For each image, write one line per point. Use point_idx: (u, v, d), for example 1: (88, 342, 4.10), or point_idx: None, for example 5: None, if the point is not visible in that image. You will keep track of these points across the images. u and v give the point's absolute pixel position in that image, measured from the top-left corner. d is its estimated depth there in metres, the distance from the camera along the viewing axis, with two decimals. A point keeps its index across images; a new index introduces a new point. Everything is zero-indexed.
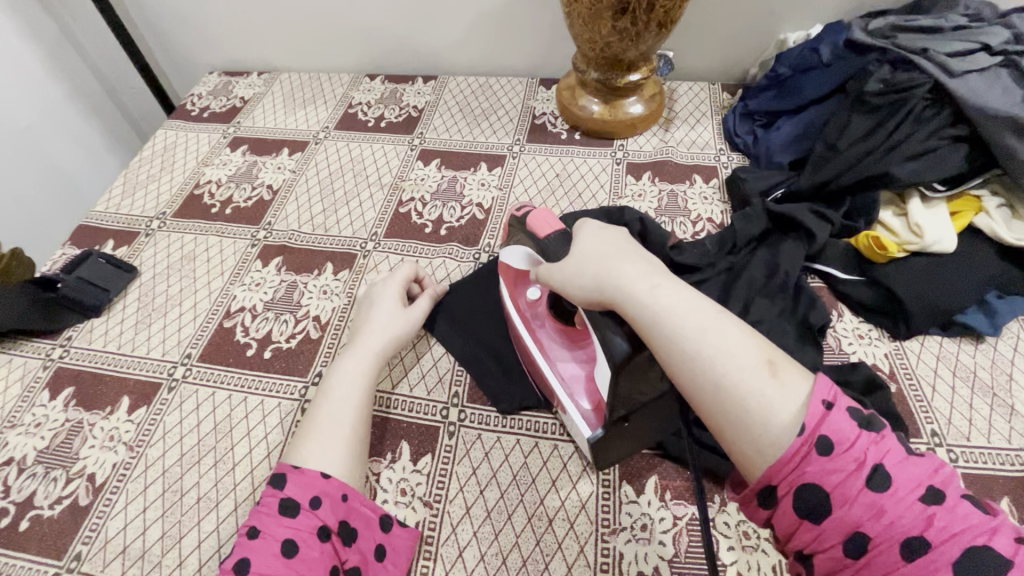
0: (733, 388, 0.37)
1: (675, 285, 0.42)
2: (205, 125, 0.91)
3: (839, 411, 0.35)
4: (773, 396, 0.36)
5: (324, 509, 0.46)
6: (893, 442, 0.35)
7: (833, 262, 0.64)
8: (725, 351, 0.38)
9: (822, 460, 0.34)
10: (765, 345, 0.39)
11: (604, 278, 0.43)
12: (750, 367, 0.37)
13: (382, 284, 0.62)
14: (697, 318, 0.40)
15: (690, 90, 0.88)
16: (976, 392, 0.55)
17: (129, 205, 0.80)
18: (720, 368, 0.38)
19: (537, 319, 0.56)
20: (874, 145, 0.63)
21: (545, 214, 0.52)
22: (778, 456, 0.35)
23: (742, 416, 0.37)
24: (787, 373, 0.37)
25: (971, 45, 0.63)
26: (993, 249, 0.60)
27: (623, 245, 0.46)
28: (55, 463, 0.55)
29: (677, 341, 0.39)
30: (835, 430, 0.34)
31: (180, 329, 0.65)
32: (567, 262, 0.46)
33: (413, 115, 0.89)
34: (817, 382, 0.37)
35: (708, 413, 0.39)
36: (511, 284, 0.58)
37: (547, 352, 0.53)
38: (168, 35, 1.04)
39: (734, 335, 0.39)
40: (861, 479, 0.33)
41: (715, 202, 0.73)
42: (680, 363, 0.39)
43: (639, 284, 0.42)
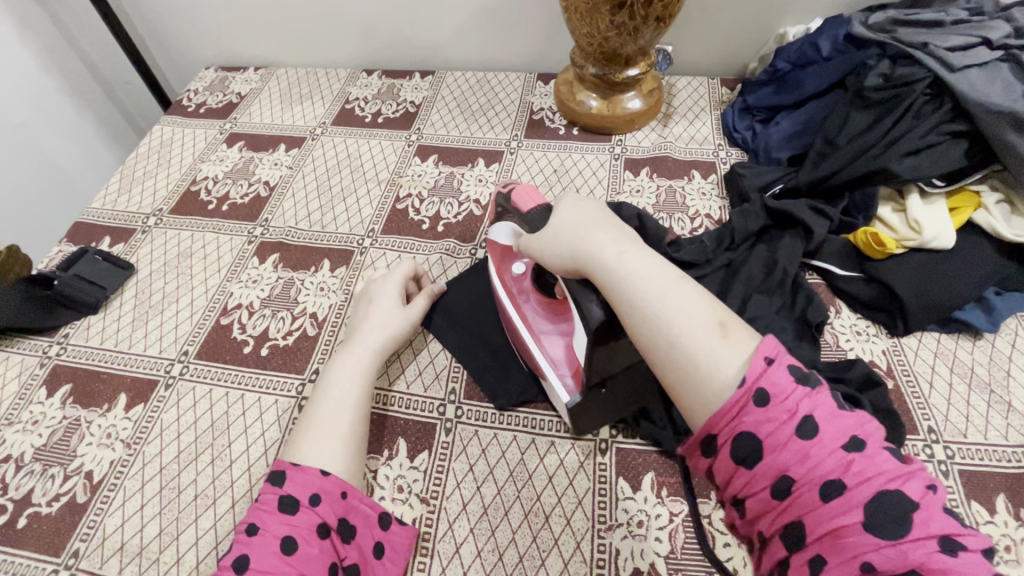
0: (685, 348, 0.38)
1: (641, 252, 0.43)
2: (201, 121, 0.91)
3: (779, 365, 0.35)
4: (721, 355, 0.37)
5: (323, 506, 0.46)
6: (827, 396, 0.35)
7: (831, 258, 0.63)
8: (681, 312, 0.39)
9: (757, 410, 0.34)
10: (722, 309, 0.39)
11: (576, 244, 0.45)
12: (704, 328, 0.38)
13: (381, 282, 0.62)
14: (658, 281, 0.41)
15: (689, 85, 0.88)
16: (974, 388, 0.55)
17: (126, 202, 0.79)
18: (675, 327, 0.38)
19: (522, 292, 0.56)
20: (874, 141, 0.63)
21: (530, 190, 0.54)
22: (719, 408, 0.36)
23: (692, 373, 0.37)
24: (739, 334, 0.38)
25: (971, 39, 0.62)
26: (992, 246, 0.60)
27: (598, 215, 0.47)
28: (53, 460, 0.55)
29: (637, 303, 0.40)
30: (771, 382, 0.35)
31: (177, 327, 0.65)
32: (544, 232, 0.48)
33: (411, 110, 0.89)
34: (763, 342, 0.37)
35: (663, 373, 0.39)
36: (497, 259, 0.58)
37: (530, 324, 0.54)
38: (164, 30, 1.03)
39: (692, 299, 0.40)
40: (791, 428, 0.34)
41: (713, 197, 0.73)
42: (639, 325, 0.40)
43: (606, 249, 0.43)
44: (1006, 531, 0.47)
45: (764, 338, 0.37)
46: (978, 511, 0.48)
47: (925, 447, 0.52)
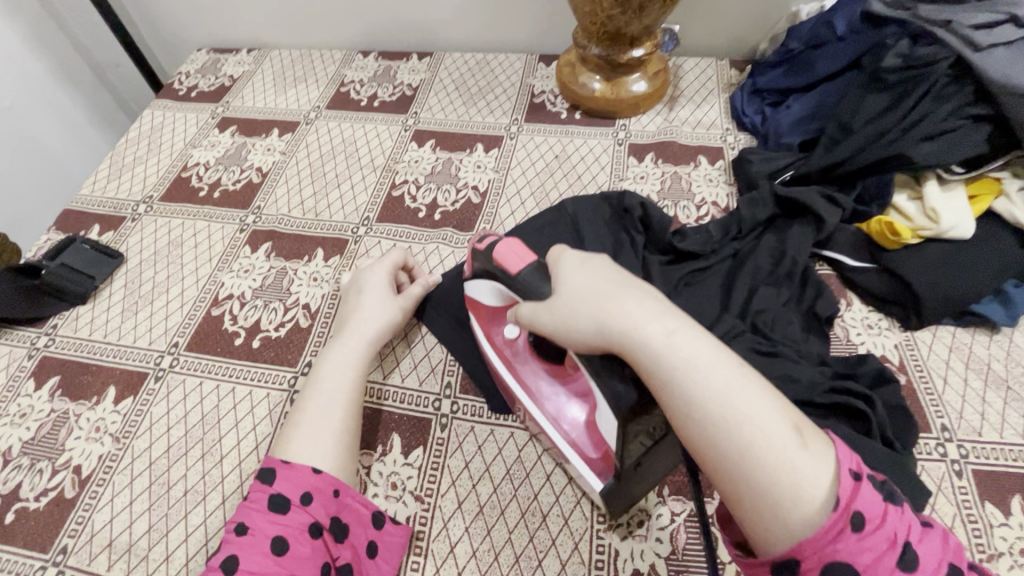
0: (760, 459, 0.33)
1: (691, 330, 0.37)
2: (193, 105, 0.88)
3: (866, 482, 0.32)
4: (805, 467, 0.32)
5: (315, 504, 0.44)
6: (912, 514, 0.33)
7: (842, 249, 0.61)
8: (750, 413, 0.34)
9: (855, 537, 0.31)
10: (787, 405, 0.35)
11: (606, 319, 0.38)
12: (780, 433, 0.33)
13: (370, 271, 0.60)
14: (717, 373, 0.35)
15: (696, 67, 0.84)
16: (989, 384, 0.53)
17: (116, 188, 0.77)
18: (743, 433, 0.33)
19: (519, 358, 0.50)
20: (890, 125, 0.60)
21: (515, 246, 0.45)
22: (804, 532, 0.32)
23: (773, 492, 0.32)
24: (816, 437, 0.34)
25: (999, 16, 0.57)
26: (1013, 237, 0.57)
27: (621, 279, 0.41)
28: (41, 455, 0.54)
29: (695, 400, 0.35)
30: (864, 503, 0.31)
31: (167, 318, 0.63)
32: (558, 303, 0.41)
33: (407, 94, 0.86)
34: (839, 449, 0.34)
35: (726, 483, 0.34)
36: (485, 323, 0.52)
37: (539, 397, 0.48)
38: (154, 11, 1.00)
39: (755, 394, 0.35)
40: (892, 559, 0.31)
41: (720, 184, 0.70)
42: (698, 426, 0.35)
43: (651, 328, 0.37)
44: (1021, 534, 0.45)
45: (836, 443, 0.34)
46: (993, 513, 0.46)
47: (937, 445, 0.50)
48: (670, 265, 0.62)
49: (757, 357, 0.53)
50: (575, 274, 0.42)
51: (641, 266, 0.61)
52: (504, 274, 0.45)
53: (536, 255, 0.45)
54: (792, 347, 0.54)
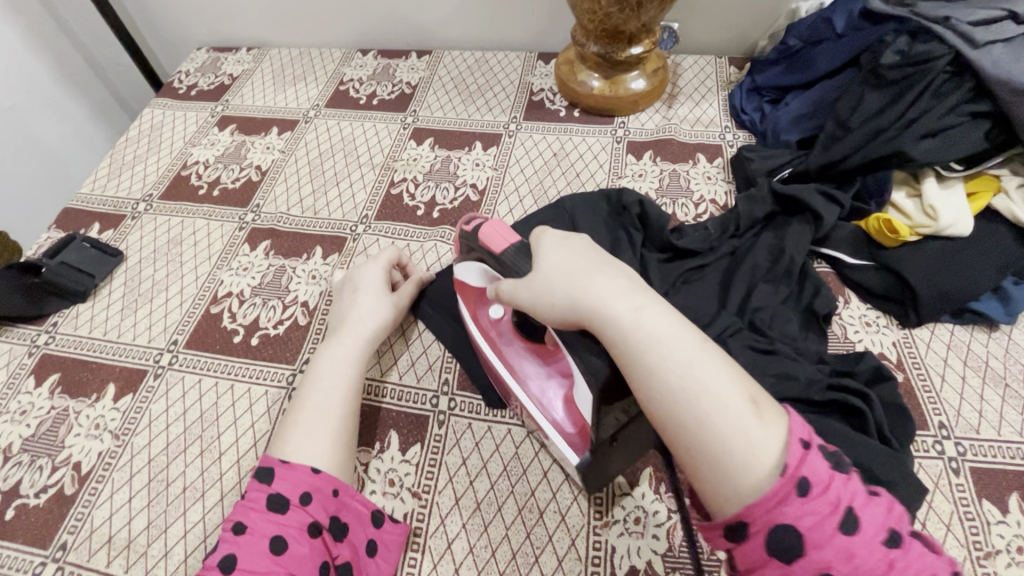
0: (715, 428, 0.34)
1: (657, 306, 0.38)
2: (193, 104, 0.88)
3: (815, 451, 0.33)
4: (758, 436, 0.33)
5: (315, 505, 0.45)
6: (859, 483, 0.34)
7: (841, 246, 0.61)
8: (708, 384, 0.35)
9: (799, 500, 0.32)
10: (747, 379, 0.36)
11: (578, 295, 0.39)
12: (737, 403, 0.35)
13: (364, 268, 0.60)
14: (680, 347, 0.36)
15: (695, 65, 0.84)
16: (987, 382, 0.53)
17: (116, 187, 0.78)
18: (701, 402, 0.35)
19: (503, 338, 0.51)
20: (889, 122, 0.60)
21: (500, 227, 0.46)
22: (753, 497, 0.33)
23: (725, 458, 0.33)
24: (772, 410, 0.35)
25: (996, 13, 0.57)
26: (1012, 234, 0.57)
27: (594, 257, 0.42)
28: (41, 452, 0.54)
29: (657, 370, 0.36)
30: (811, 469, 0.32)
31: (166, 315, 0.64)
32: (534, 280, 0.42)
33: (406, 92, 0.86)
34: (792, 420, 0.35)
35: (684, 451, 0.35)
36: (472, 305, 0.53)
37: (522, 376, 0.48)
38: (154, 10, 1.00)
39: (715, 366, 0.36)
40: (834, 523, 0.31)
41: (718, 182, 0.70)
42: (658, 395, 0.36)
43: (619, 303, 0.38)
44: (1018, 532, 0.45)
45: (790, 414, 0.35)
46: (990, 510, 0.46)
47: (935, 443, 0.50)
48: (668, 263, 0.62)
49: (755, 354, 0.53)
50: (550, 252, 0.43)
51: (638, 263, 0.61)
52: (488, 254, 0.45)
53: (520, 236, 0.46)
54: (789, 344, 0.54)
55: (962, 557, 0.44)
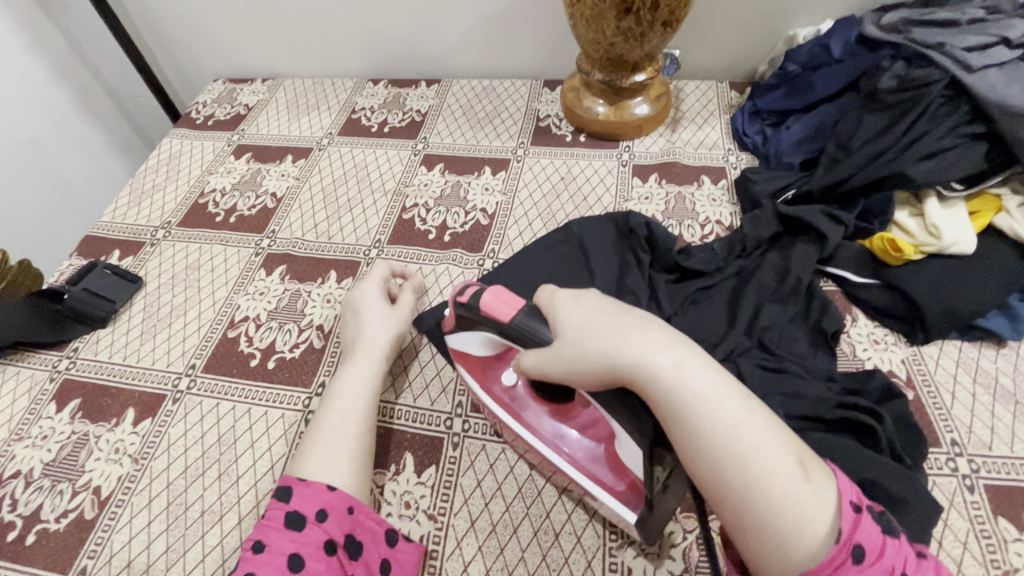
0: (766, 491, 0.35)
1: (699, 361, 0.38)
2: (209, 133, 0.91)
3: (867, 516, 0.35)
4: (808, 500, 0.35)
5: (330, 522, 0.45)
6: (907, 545, 0.35)
7: (846, 265, 0.62)
8: (757, 447, 0.36)
9: (855, 569, 0.33)
10: (789, 437, 0.37)
11: (616, 352, 0.39)
12: (784, 465, 0.35)
13: (359, 288, 0.62)
14: (726, 405, 0.37)
15: (697, 90, 0.86)
16: (998, 399, 0.53)
17: (135, 214, 0.80)
18: (749, 465, 0.35)
19: (520, 404, 0.48)
20: (890, 144, 0.61)
21: (501, 294, 0.44)
22: (807, 561, 0.34)
23: (777, 522, 0.34)
24: (818, 471, 0.36)
25: (989, 39, 0.60)
26: (1015, 251, 0.58)
27: (622, 310, 0.42)
28: (62, 476, 0.55)
29: (705, 432, 0.36)
30: (864, 536, 0.34)
31: (184, 340, 0.65)
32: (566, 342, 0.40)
33: (416, 119, 0.88)
34: (841, 483, 0.36)
35: (734, 514, 0.36)
36: (479, 374, 0.51)
37: (551, 440, 0.46)
38: (174, 45, 1.04)
39: (761, 428, 0.36)
40: None
41: (724, 204, 0.72)
42: (708, 457, 0.36)
43: (660, 362, 0.38)
44: None
45: (837, 476, 0.37)
46: (1007, 528, 0.46)
47: (948, 460, 0.50)
48: (677, 284, 0.63)
49: (765, 373, 0.54)
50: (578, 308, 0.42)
51: (648, 285, 0.62)
52: (495, 324, 0.44)
53: (522, 299, 0.45)
54: (799, 363, 0.55)
55: None
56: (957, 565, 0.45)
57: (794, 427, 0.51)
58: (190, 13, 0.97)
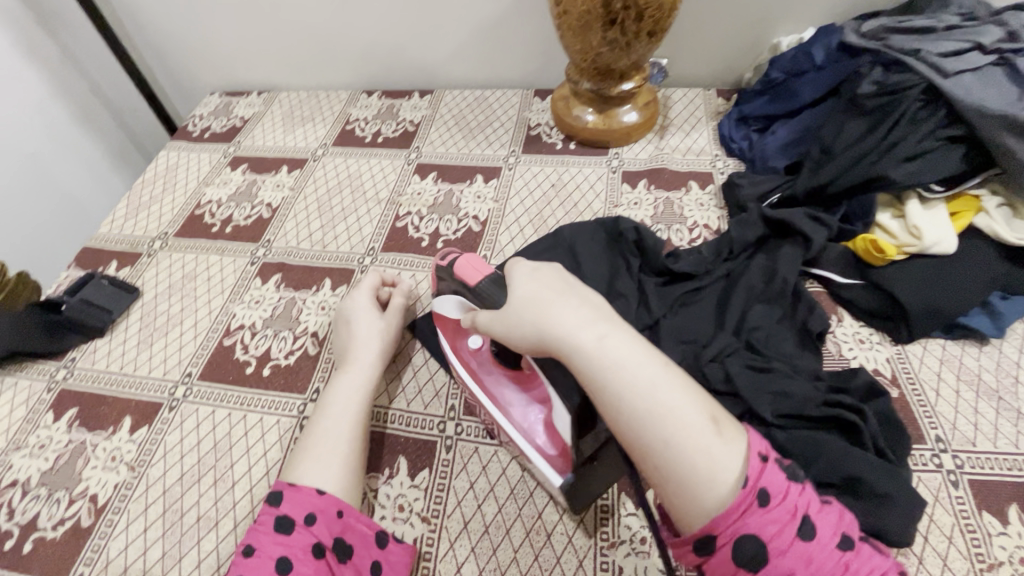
0: (681, 447, 0.37)
1: (621, 333, 0.41)
2: (206, 145, 0.93)
3: (771, 463, 0.37)
4: (720, 454, 0.37)
5: (319, 525, 0.45)
6: (810, 490, 0.38)
7: (831, 267, 0.63)
8: (673, 407, 0.38)
9: (761, 511, 0.35)
10: (706, 400, 0.40)
11: (546, 325, 0.41)
12: (698, 423, 0.37)
13: (350, 296, 0.63)
14: (643, 371, 0.39)
15: (684, 97, 0.88)
16: (981, 395, 0.54)
17: (132, 226, 0.81)
18: (666, 424, 0.37)
19: (483, 366, 0.52)
20: (870, 148, 0.62)
21: (476, 262, 0.50)
22: (718, 509, 0.35)
23: (691, 475, 0.36)
24: (730, 429, 0.38)
25: (964, 44, 0.62)
26: (995, 251, 0.59)
27: (560, 286, 0.44)
28: (59, 484, 0.56)
29: (625, 396, 0.38)
30: (768, 480, 0.36)
31: (181, 349, 0.66)
32: (507, 316, 0.44)
33: (410, 130, 0.90)
34: (750, 437, 0.38)
35: (654, 473, 0.38)
36: (450, 335, 0.54)
37: (502, 402, 0.50)
38: (171, 60, 1.06)
39: (676, 390, 0.39)
40: (793, 529, 0.35)
41: (711, 208, 0.73)
42: (627, 418, 0.38)
43: (583, 333, 0.41)
44: (1020, 543, 0.46)
45: (748, 432, 0.39)
46: (991, 522, 0.47)
47: (933, 456, 0.51)
48: (666, 286, 0.64)
49: (753, 372, 0.54)
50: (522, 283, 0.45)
51: (637, 288, 0.63)
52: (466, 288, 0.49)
53: (494, 269, 0.49)
54: (786, 362, 0.56)
55: (965, 569, 0.45)
56: (942, 560, 0.45)
57: (781, 425, 0.51)
58: (187, 29, 0.99)
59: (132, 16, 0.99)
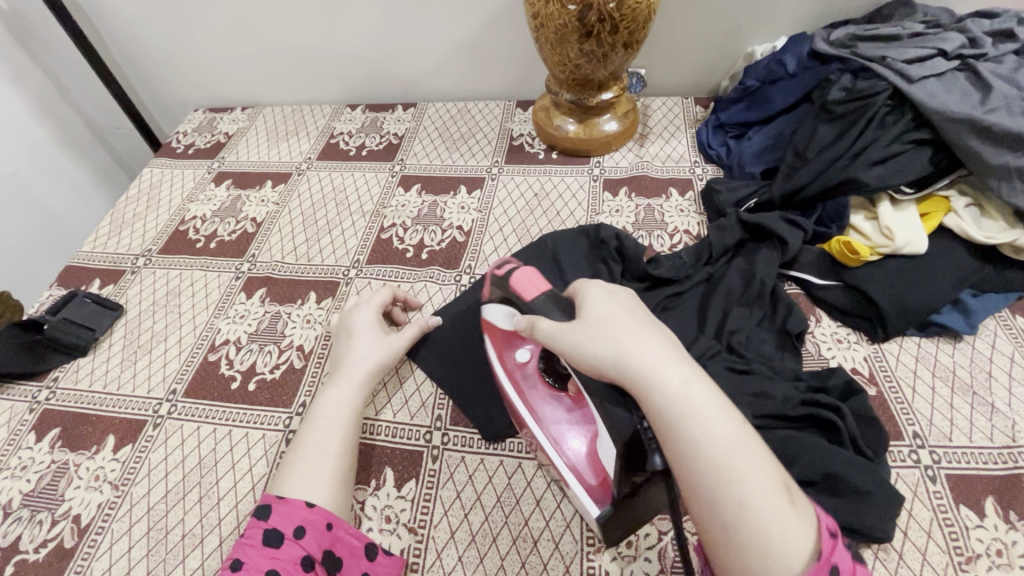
0: (752, 509, 0.35)
1: (703, 380, 0.39)
2: (190, 162, 0.93)
3: (841, 543, 0.36)
4: (793, 524, 0.35)
5: (308, 538, 0.45)
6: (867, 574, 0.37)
7: (808, 269, 0.64)
8: (750, 467, 0.36)
9: None
10: (779, 466, 0.38)
11: (625, 355, 0.40)
12: (773, 489, 0.36)
13: (356, 311, 0.62)
14: (723, 424, 0.37)
15: (664, 106, 0.90)
16: (956, 391, 0.55)
17: (116, 243, 0.81)
18: (740, 482, 0.35)
19: (528, 381, 0.53)
20: (841, 152, 0.64)
21: (533, 277, 0.51)
22: None
23: (760, 541, 0.34)
24: (803, 502, 0.36)
25: (927, 51, 0.64)
26: (965, 249, 0.61)
27: (641, 320, 0.44)
28: (41, 506, 0.55)
29: (702, 447, 0.37)
30: (840, 559, 0.34)
31: (165, 365, 0.65)
32: (581, 336, 0.43)
33: (393, 142, 0.91)
34: (819, 512, 0.37)
35: (718, 531, 0.36)
36: (501, 346, 0.56)
37: (543, 418, 0.50)
38: (155, 78, 1.06)
39: (755, 452, 0.37)
40: None
41: (691, 214, 0.74)
42: (700, 467, 0.36)
43: (667, 374, 0.39)
44: (997, 535, 0.47)
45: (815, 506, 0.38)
46: (968, 516, 0.48)
47: (911, 452, 0.52)
48: (648, 291, 0.65)
49: (733, 375, 0.55)
50: (602, 308, 0.44)
51: None
52: (520, 299, 0.50)
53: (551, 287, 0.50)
54: (765, 363, 0.57)
55: (944, 563, 0.46)
56: (922, 554, 0.46)
57: (762, 425, 0.52)
58: (170, 47, 1.00)
59: (114, 35, 0.99)
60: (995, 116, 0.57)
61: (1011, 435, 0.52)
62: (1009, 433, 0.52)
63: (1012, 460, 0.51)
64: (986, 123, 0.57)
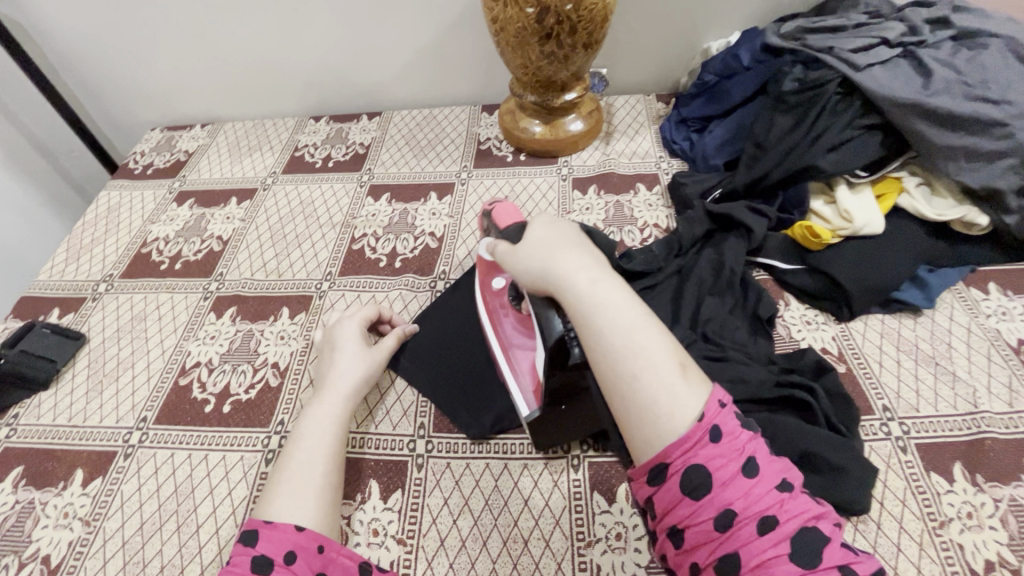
0: (646, 382, 0.39)
1: (614, 281, 0.43)
2: (149, 182, 0.90)
3: (729, 410, 0.39)
4: (681, 393, 0.38)
5: (299, 563, 0.44)
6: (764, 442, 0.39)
7: (773, 255, 0.66)
8: (648, 349, 0.40)
9: (709, 445, 0.37)
10: (679, 347, 0.41)
11: (547, 266, 0.44)
12: (666, 366, 0.39)
13: (341, 325, 0.61)
14: (625, 315, 0.41)
15: (626, 104, 0.91)
16: (920, 362, 0.58)
17: (74, 270, 0.78)
18: (636, 361, 0.40)
19: (501, 308, 0.58)
20: (798, 139, 0.66)
21: (511, 211, 0.58)
22: (672, 439, 0.38)
23: (650, 406, 0.38)
24: (696, 375, 0.40)
25: (871, 40, 0.66)
26: (918, 227, 0.64)
27: (572, 237, 0.47)
28: (7, 549, 0.53)
29: (605, 335, 0.41)
30: (722, 421, 0.38)
31: (134, 393, 0.63)
32: (516, 253, 0.48)
33: (360, 152, 0.90)
34: (714, 384, 0.40)
35: (619, 404, 0.40)
36: (483, 273, 0.61)
37: (504, 341, 0.57)
38: (108, 99, 1.03)
39: (653, 336, 0.40)
40: (737, 465, 0.37)
41: (659, 208, 0.76)
42: (605, 353, 0.40)
43: (578, 277, 0.43)
44: (966, 498, 0.49)
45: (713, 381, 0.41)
46: (938, 482, 0.50)
47: (882, 425, 0.54)
48: None
49: (710, 362, 0.56)
50: (539, 229, 0.48)
51: None
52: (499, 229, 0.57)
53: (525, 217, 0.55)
54: (740, 349, 0.58)
55: (920, 529, 0.47)
56: (899, 522, 0.48)
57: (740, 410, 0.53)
58: (121, 65, 0.97)
59: (60, 54, 0.96)
60: (938, 99, 0.60)
61: (973, 401, 0.54)
62: (971, 399, 0.55)
63: (975, 425, 0.53)
64: (930, 106, 0.60)
